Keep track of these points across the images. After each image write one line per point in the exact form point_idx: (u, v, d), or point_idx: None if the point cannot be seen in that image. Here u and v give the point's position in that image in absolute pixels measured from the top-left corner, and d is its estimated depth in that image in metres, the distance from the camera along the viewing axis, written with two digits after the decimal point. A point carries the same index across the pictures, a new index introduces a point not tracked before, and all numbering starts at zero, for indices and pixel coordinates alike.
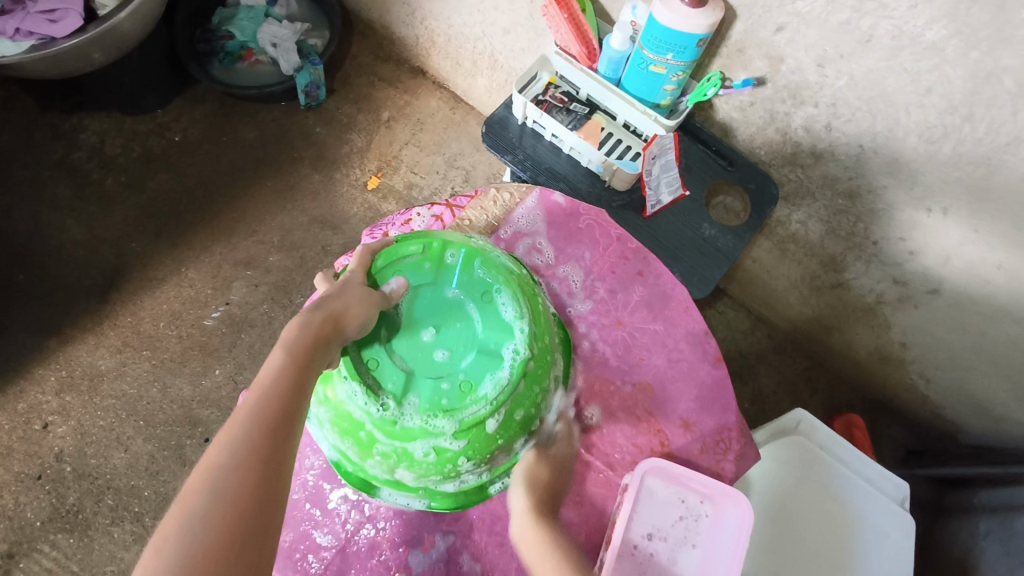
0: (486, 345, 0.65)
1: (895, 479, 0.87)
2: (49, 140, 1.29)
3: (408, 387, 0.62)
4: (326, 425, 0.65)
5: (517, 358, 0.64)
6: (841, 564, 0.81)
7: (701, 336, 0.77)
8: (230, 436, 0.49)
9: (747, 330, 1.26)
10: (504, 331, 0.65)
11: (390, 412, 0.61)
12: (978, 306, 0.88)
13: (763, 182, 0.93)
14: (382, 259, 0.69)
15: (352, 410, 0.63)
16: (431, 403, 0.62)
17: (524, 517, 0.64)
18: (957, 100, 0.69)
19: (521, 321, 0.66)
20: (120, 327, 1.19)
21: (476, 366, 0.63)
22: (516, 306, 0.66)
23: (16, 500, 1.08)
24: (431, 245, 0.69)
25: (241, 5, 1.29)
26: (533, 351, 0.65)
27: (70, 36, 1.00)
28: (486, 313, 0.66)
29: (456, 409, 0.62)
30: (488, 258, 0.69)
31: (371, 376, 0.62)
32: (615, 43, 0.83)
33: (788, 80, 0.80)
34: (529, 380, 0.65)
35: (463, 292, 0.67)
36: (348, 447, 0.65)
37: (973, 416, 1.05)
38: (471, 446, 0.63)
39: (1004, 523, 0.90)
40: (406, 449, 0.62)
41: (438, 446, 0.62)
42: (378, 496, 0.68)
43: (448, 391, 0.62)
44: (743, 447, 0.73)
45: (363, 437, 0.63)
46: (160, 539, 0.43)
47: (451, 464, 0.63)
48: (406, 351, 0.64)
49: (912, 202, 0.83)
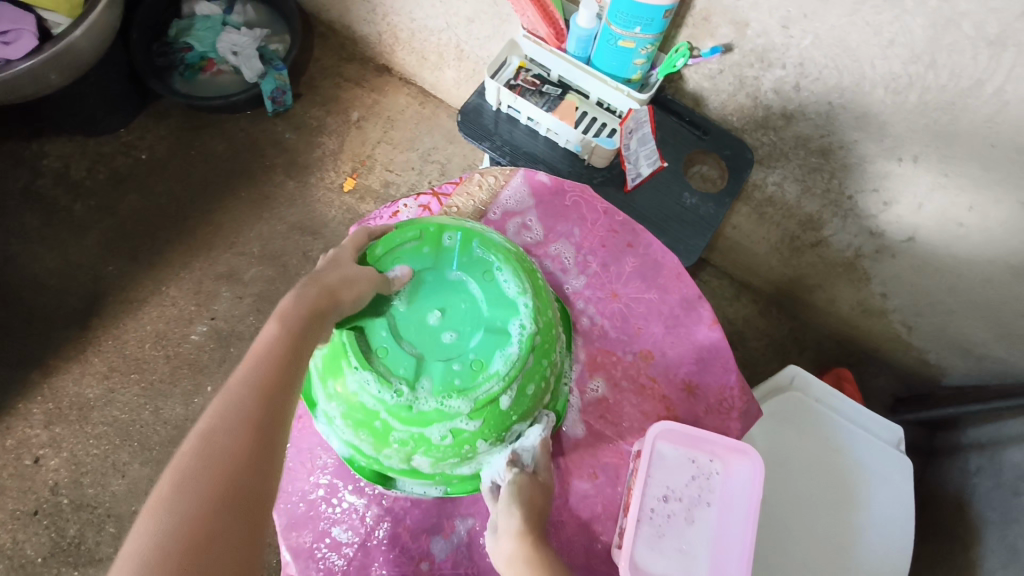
0: (492, 323, 0.66)
1: (887, 424, 0.89)
2: (10, 170, 1.25)
3: (420, 371, 0.63)
4: (339, 418, 0.65)
5: (525, 333, 0.65)
6: (847, 511, 0.84)
7: (694, 300, 0.79)
8: (227, 401, 0.48)
9: (732, 297, 1.29)
10: (508, 307, 0.66)
11: (404, 398, 0.62)
12: (952, 250, 0.91)
13: (737, 149, 0.95)
14: (381, 247, 0.68)
15: (365, 400, 0.62)
16: (444, 385, 0.62)
17: (517, 539, 0.59)
18: (919, 48, 0.71)
19: (524, 296, 0.66)
20: (104, 352, 1.16)
21: (485, 345, 0.64)
22: (517, 282, 0.67)
23: (13, 538, 1.06)
24: (428, 229, 0.69)
25: (197, 15, 1.28)
26: (538, 325, 0.66)
27: (26, 57, 0.98)
28: (489, 292, 0.67)
29: (469, 389, 0.62)
30: (485, 237, 0.69)
31: (382, 363, 0.62)
32: (582, 22, 0.84)
33: (754, 44, 0.82)
34: (538, 354, 0.66)
35: (465, 273, 0.68)
36: (362, 438, 0.65)
37: (956, 358, 1.09)
38: (487, 425, 0.63)
39: (994, 457, 0.94)
40: (423, 432, 0.62)
41: (454, 428, 0.62)
42: (394, 488, 0.69)
43: (460, 371, 0.63)
44: (745, 404, 0.75)
45: (378, 426, 0.63)
46: (153, 505, 0.42)
47: (468, 445, 0.64)
48: (414, 335, 0.65)
49: (883, 154, 0.85)
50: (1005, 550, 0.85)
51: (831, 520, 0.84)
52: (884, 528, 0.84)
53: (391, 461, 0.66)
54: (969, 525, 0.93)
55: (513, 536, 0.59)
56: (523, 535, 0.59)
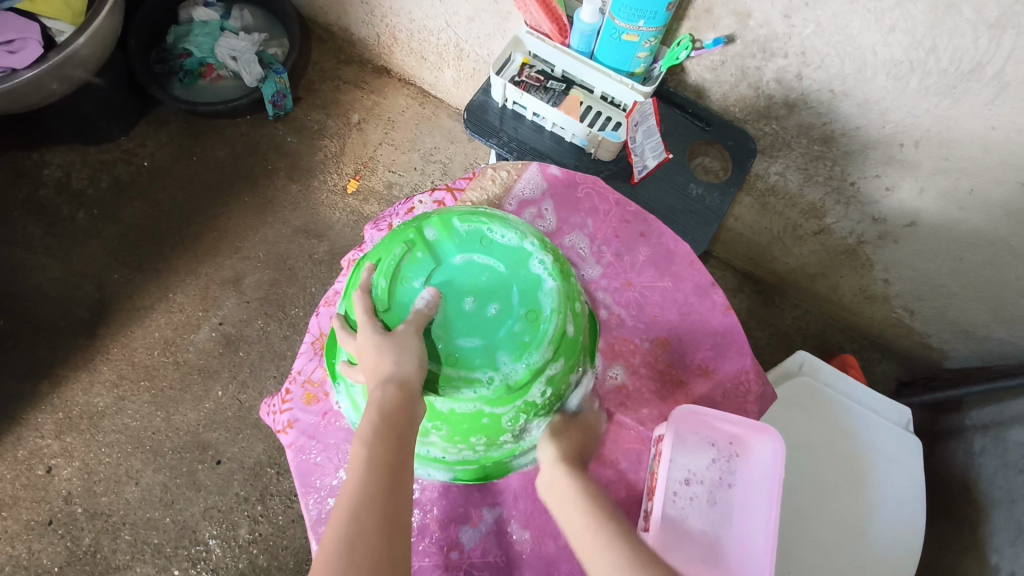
0: (519, 276, 0.67)
1: (894, 404, 0.91)
2: (12, 181, 1.25)
3: (493, 352, 0.64)
4: (442, 440, 0.68)
5: (548, 263, 0.68)
6: (860, 491, 0.85)
7: (708, 287, 0.81)
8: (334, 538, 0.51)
9: (735, 288, 1.30)
10: (524, 257, 0.68)
11: (497, 383, 0.63)
12: (954, 233, 0.93)
13: (740, 139, 0.96)
14: (383, 279, 0.66)
15: (463, 408, 0.65)
16: (519, 348, 0.64)
17: (555, 466, 0.65)
18: (920, 34, 0.72)
19: (526, 238, 0.69)
20: (113, 360, 1.16)
21: (525, 294, 0.66)
22: (511, 229, 0.70)
23: (29, 549, 1.05)
24: (409, 239, 0.68)
25: (194, 22, 1.28)
26: (550, 252, 0.70)
27: (31, 67, 0.98)
28: (495, 253, 0.68)
29: (539, 338, 0.65)
30: (458, 213, 0.70)
31: (460, 367, 0.63)
32: (586, 16, 0.85)
33: (756, 34, 0.83)
34: (565, 278, 0.70)
35: (466, 252, 0.68)
36: (474, 440, 0.67)
37: (959, 340, 1.10)
38: (565, 357, 0.67)
39: (998, 436, 0.95)
40: (526, 399, 0.65)
41: (547, 377, 0.66)
42: (517, 467, 0.73)
43: (523, 329, 0.65)
44: (761, 387, 0.77)
45: (487, 420, 0.65)
46: None
47: (562, 383, 0.68)
48: (465, 325, 0.64)
49: (886, 139, 0.86)
50: (1013, 526, 0.86)
51: (846, 499, 0.85)
52: (898, 507, 0.85)
53: (507, 445, 0.69)
54: (976, 503, 0.95)
55: (553, 463, 0.66)
56: (559, 462, 0.65)
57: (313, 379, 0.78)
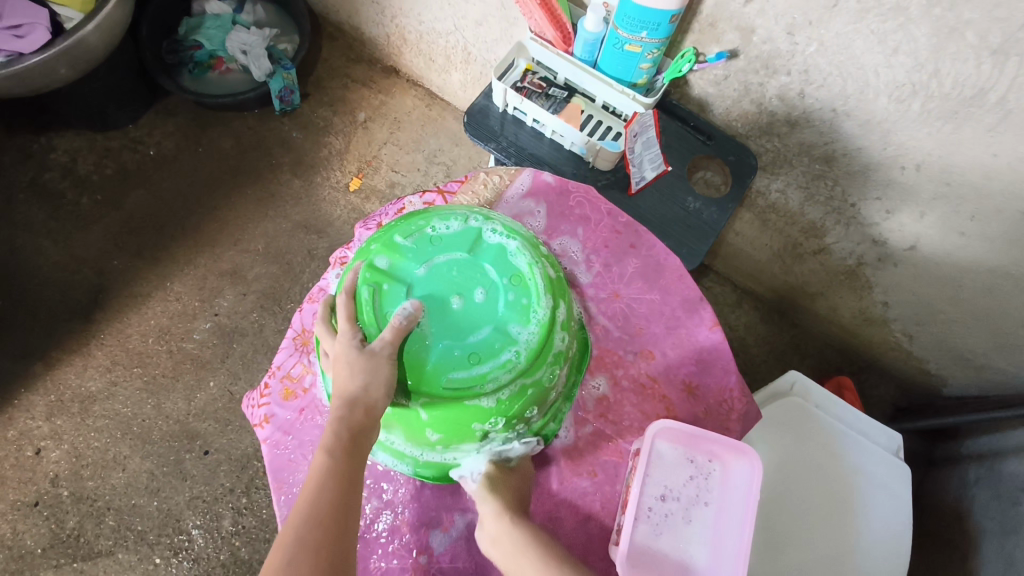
0: (483, 253, 0.68)
1: (883, 430, 0.90)
2: (19, 162, 1.26)
3: (502, 328, 0.64)
4: (503, 430, 0.67)
5: (499, 227, 0.70)
6: (844, 516, 0.84)
7: (696, 302, 0.82)
8: (292, 532, 0.54)
9: (734, 304, 1.29)
10: (476, 234, 0.69)
11: (525, 351, 0.64)
12: (955, 261, 0.91)
13: (741, 154, 0.95)
14: (373, 325, 0.63)
15: (507, 393, 0.64)
16: (524, 313, 0.66)
17: (498, 520, 0.64)
18: (923, 56, 0.71)
19: (467, 220, 0.70)
20: (107, 346, 1.17)
21: (499, 265, 0.67)
22: (449, 218, 0.70)
23: (14, 528, 1.06)
24: (367, 279, 0.66)
25: (207, 15, 1.29)
26: (497, 219, 0.71)
27: (37, 52, 0.99)
28: (450, 244, 0.68)
29: (532, 294, 0.67)
30: (394, 231, 0.69)
31: (484, 354, 0.63)
32: (589, 25, 0.85)
33: (759, 51, 0.82)
34: (520, 233, 0.71)
35: (424, 261, 0.67)
36: (529, 413, 0.68)
37: (956, 367, 1.08)
38: (561, 299, 0.70)
39: (993, 468, 0.94)
40: (554, 351, 0.67)
41: (555, 323, 0.68)
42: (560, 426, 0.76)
43: (512, 294, 0.66)
44: (745, 406, 0.77)
45: (532, 389, 0.66)
46: None
47: (567, 325, 0.70)
48: (472, 320, 0.64)
49: (888, 160, 0.85)
50: (1003, 559, 0.84)
51: (830, 524, 0.83)
52: (883, 533, 0.83)
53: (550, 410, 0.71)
54: (966, 534, 0.93)
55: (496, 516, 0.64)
56: (502, 514, 0.64)
57: (292, 375, 0.79)
